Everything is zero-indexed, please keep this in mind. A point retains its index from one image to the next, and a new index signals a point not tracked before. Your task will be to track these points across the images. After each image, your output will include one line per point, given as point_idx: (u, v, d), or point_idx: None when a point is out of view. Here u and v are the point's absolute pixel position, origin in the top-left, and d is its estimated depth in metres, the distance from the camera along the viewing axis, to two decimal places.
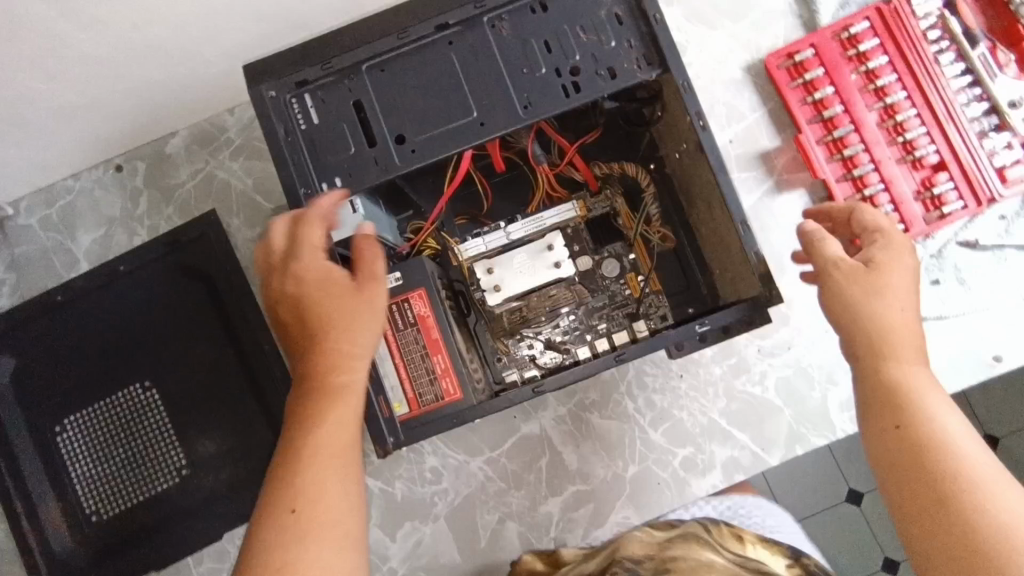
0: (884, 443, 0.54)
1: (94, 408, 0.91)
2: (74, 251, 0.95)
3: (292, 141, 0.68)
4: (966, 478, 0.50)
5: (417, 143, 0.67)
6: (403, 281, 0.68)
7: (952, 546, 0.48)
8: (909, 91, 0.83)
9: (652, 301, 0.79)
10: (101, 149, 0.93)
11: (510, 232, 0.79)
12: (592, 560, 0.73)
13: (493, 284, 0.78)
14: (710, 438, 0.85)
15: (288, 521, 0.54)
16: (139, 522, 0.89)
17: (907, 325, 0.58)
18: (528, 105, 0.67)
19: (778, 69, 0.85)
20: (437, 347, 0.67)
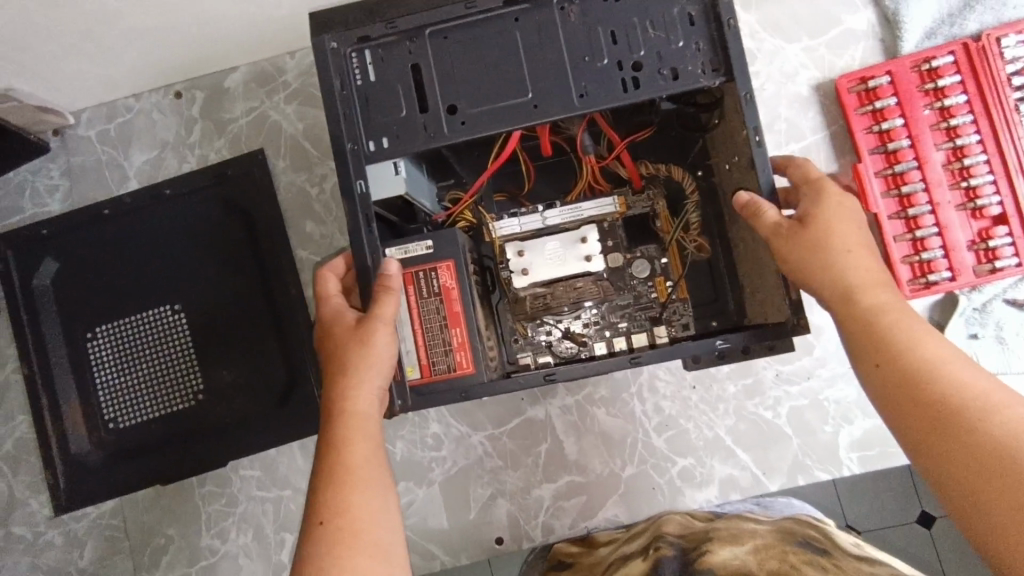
0: (877, 387, 0.56)
1: (125, 321, 0.95)
2: (125, 168, 0.97)
3: (347, 96, 0.67)
4: (955, 398, 0.52)
5: (469, 116, 0.67)
6: (433, 250, 0.68)
7: (957, 464, 0.50)
8: (982, 136, 0.80)
9: (677, 308, 0.78)
10: (165, 74, 0.95)
11: (546, 217, 0.78)
12: (634, 540, 0.78)
13: (521, 267, 0.77)
14: (712, 453, 0.85)
15: (319, 532, 0.60)
16: (152, 436, 0.93)
17: (860, 264, 0.60)
18: (584, 94, 0.66)
19: (848, 93, 0.82)
20: (457, 320, 0.67)
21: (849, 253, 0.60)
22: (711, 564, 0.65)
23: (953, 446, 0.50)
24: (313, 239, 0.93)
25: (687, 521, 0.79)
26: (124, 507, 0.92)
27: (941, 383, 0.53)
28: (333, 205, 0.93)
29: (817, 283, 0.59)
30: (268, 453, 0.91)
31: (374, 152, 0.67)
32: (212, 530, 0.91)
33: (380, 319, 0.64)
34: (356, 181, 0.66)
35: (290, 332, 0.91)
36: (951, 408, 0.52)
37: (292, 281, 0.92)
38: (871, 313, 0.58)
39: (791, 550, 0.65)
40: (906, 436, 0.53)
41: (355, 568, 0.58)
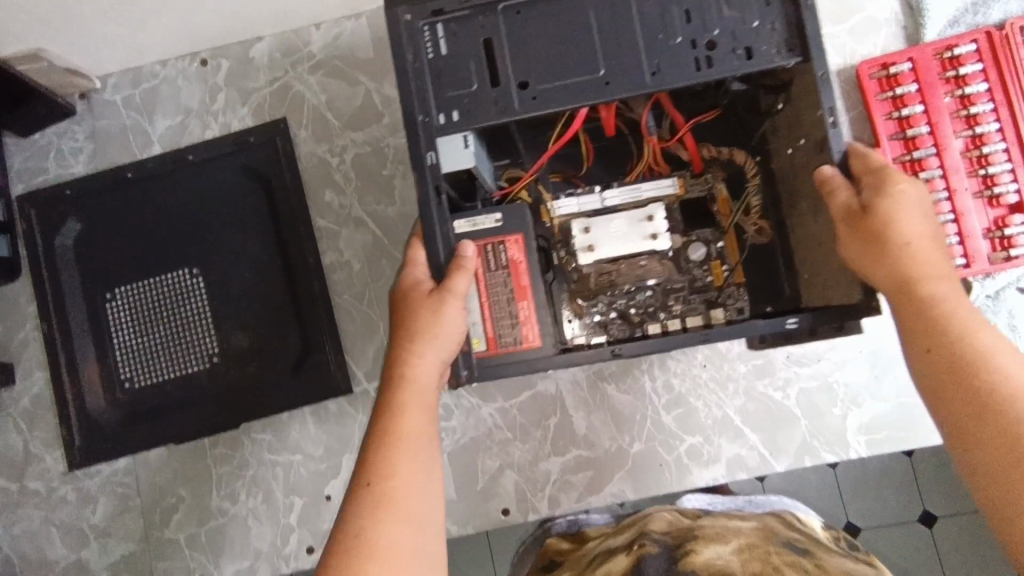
0: (925, 371, 0.59)
1: (144, 283, 0.96)
2: (149, 133, 0.98)
3: (419, 68, 0.70)
4: (1004, 389, 0.55)
5: (540, 91, 0.69)
6: (502, 223, 0.71)
7: (1002, 452, 0.52)
8: (1002, 124, 0.80)
9: (732, 293, 0.80)
10: (192, 40, 0.96)
11: (605, 198, 0.78)
12: (619, 535, 0.86)
13: (587, 244, 0.77)
14: (720, 433, 0.86)
15: (364, 493, 0.63)
16: (165, 397, 0.94)
17: (919, 255, 0.62)
18: (656, 72, 0.68)
19: (870, 78, 0.83)
20: (525, 293, 0.71)
21: (910, 245, 0.62)
22: (694, 565, 0.69)
23: (993, 434, 0.53)
24: (332, 208, 0.94)
25: (675, 519, 0.85)
26: (137, 467, 0.93)
27: (992, 374, 0.56)
28: (352, 176, 0.95)
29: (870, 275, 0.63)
30: (280, 417, 0.92)
31: (443, 125, 0.70)
32: (222, 491, 0.91)
33: (452, 295, 0.66)
34: (427, 153, 0.69)
35: (304, 297, 0.93)
36: (995, 397, 0.54)
37: (309, 251, 0.93)
38: (928, 302, 0.61)
39: (774, 551, 0.71)
40: (947, 420, 0.57)
41: (390, 532, 0.60)
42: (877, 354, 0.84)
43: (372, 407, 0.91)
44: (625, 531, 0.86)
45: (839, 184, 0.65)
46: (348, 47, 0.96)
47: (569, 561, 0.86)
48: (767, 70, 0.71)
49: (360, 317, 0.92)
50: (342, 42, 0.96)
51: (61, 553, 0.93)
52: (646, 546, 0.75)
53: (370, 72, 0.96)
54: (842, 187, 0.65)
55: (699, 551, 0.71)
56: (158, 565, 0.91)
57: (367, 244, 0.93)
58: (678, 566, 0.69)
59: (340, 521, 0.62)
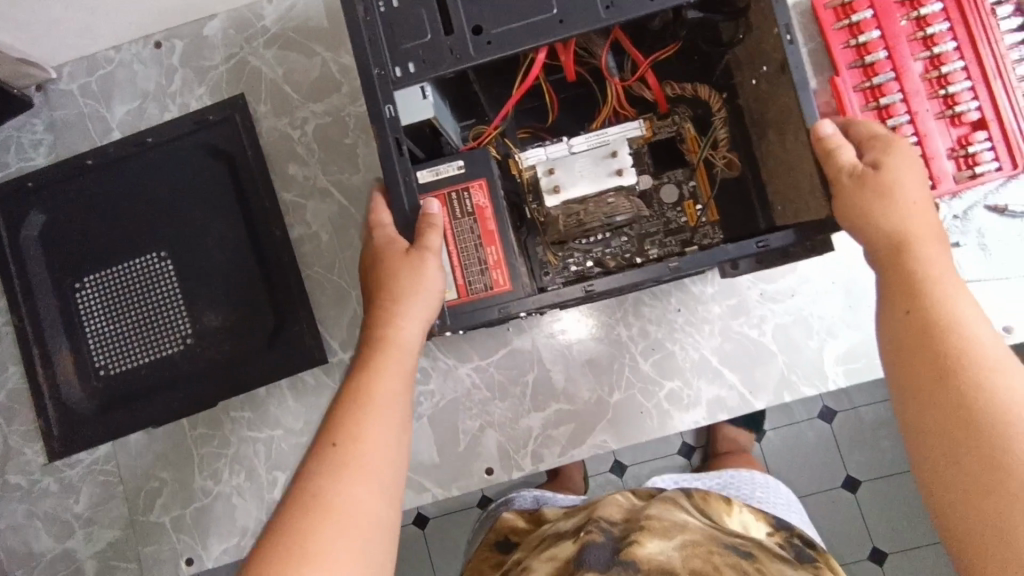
0: (898, 330, 0.57)
1: (113, 271, 0.95)
2: (108, 120, 0.98)
3: (371, 21, 0.69)
4: (971, 358, 0.52)
5: (494, 36, 0.68)
6: (465, 169, 0.69)
7: (952, 415, 0.50)
8: (959, 43, 0.79)
9: (706, 231, 0.80)
10: (144, 22, 0.95)
11: (572, 145, 0.77)
12: (570, 519, 0.84)
13: (553, 186, 0.76)
14: (699, 375, 0.85)
15: (328, 452, 0.59)
16: (142, 382, 0.93)
17: (920, 219, 0.61)
18: (610, 6, 0.67)
19: (824, 9, 0.83)
20: (492, 239, 0.68)
21: (907, 211, 0.61)
22: (634, 557, 0.68)
23: (944, 398, 0.51)
24: (296, 181, 0.94)
25: (628, 501, 0.85)
26: (118, 453, 0.92)
27: (963, 339, 0.53)
28: (314, 147, 0.94)
29: (865, 229, 0.62)
30: (258, 392, 0.91)
31: (400, 78, 0.69)
32: (205, 472, 0.91)
33: (431, 251, 0.66)
34: (384, 107, 0.68)
35: (274, 272, 0.92)
36: (959, 363, 0.52)
37: (275, 223, 0.93)
38: (913, 266, 0.59)
39: (716, 551, 0.68)
40: (905, 379, 0.55)
41: (353, 493, 0.57)
42: (850, 283, 0.83)
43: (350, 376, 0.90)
44: (578, 514, 0.85)
45: (841, 143, 0.64)
46: (302, 18, 0.95)
47: (524, 543, 0.87)
48: None
49: (332, 288, 0.92)
50: (295, 13, 0.95)
51: (47, 545, 0.93)
52: (591, 535, 0.74)
53: (326, 42, 0.95)
54: (846, 147, 0.64)
55: (640, 543, 0.70)
56: (145, 550, 0.91)
57: (334, 214, 0.93)
58: (619, 559, 0.68)
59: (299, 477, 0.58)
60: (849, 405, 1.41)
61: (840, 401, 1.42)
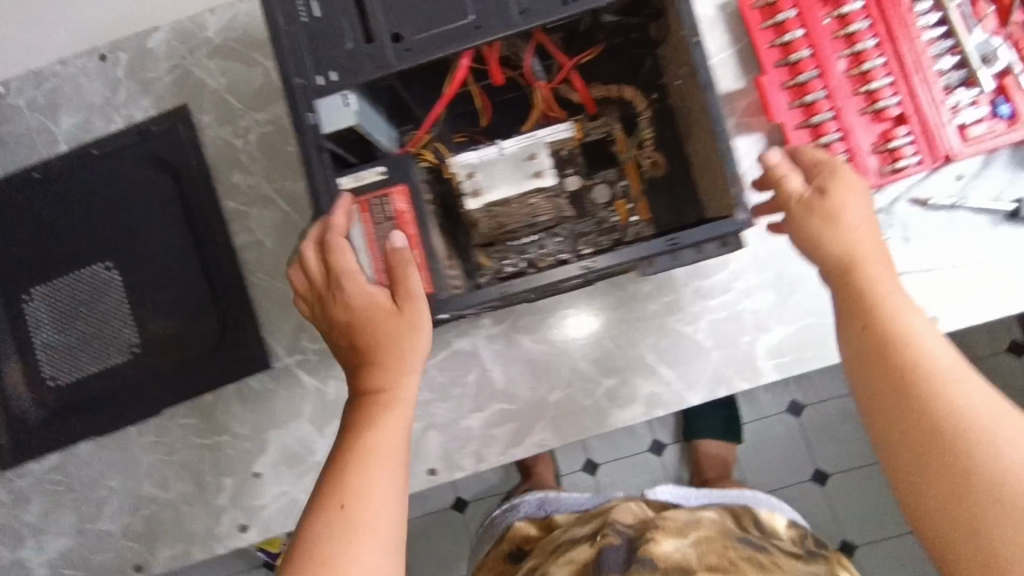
0: (855, 347, 0.60)
1: (62, 281, 0.96)
2: (55, 133, 0.99)
3: (292, 31, 0.70)
4: (926, 369, 0.55)
5: (413, 43, 0.70)
6: (385, 175, 0.71)
7: (920, 429, 0.53)
8: (880, 40, 0.79)
9: (637, 229, 0.80)
10: (87, 35, 0.96)
11: (502, 147, 0.78)
12: (586, 524, 0.91)
13: (473, 188, 0.77)
14: (636, 372, 0.86)
15: (336, 515, 0.61)
16: (89, 391, 0.93)
17: (866, 238, 0.64)
18: (525, 10, 0.68)
19: (751, 9, 0.84)
20: (412, 243, 0.70)
21: (852, 231, 0.64)
22: (653, 554, 0.76)
23: (906, 412, 0.54)
24: (240, 189, 0.95)
25: (639, 509, 0.91)
26: (67, 462, 0.93)
27: (914, 350, 0.57)
28: (258, 156, 0.95)
29: (816, 248, 0.65)
30: (204, 399, 0.92)
31: (322, 86, 0.70)
32: (152, 479, 0.92)
33: (417, 297, 0.68)
34: (306, 114, 0.69)
35: (219, 280, 0.93)
36: (918, 375, 0.55)
37: (219, 232, 0.94)
38: (863, 284, 0.62)
39: (730, 545, 0.78)
40: (870, 396, 0.57)
41: (362, 555, 0.60)
42: (780, 278, 0.84)
43: (294, 380, 0.91)
44: (591, 520, 0.91)
45: (788, 171, 0.68)
46: (243, 28, 0.96)
47: (537, 549, 0.91)
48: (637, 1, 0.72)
49: (276, 294, 0.93)
50: (236, 24, 0.96)
51: None
52: (608, 536, 0.82)
53: (268, 52, 0.96)
54: (793, 174, 0.67)
55: (657, 543, 0.78)
56: (96, 558, 0.92)
57: (278, 221, 0.94)
58: (636, 557, 0.76)
59: (304, 542, 0.61)
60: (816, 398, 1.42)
61: (808, 393, 1.42)
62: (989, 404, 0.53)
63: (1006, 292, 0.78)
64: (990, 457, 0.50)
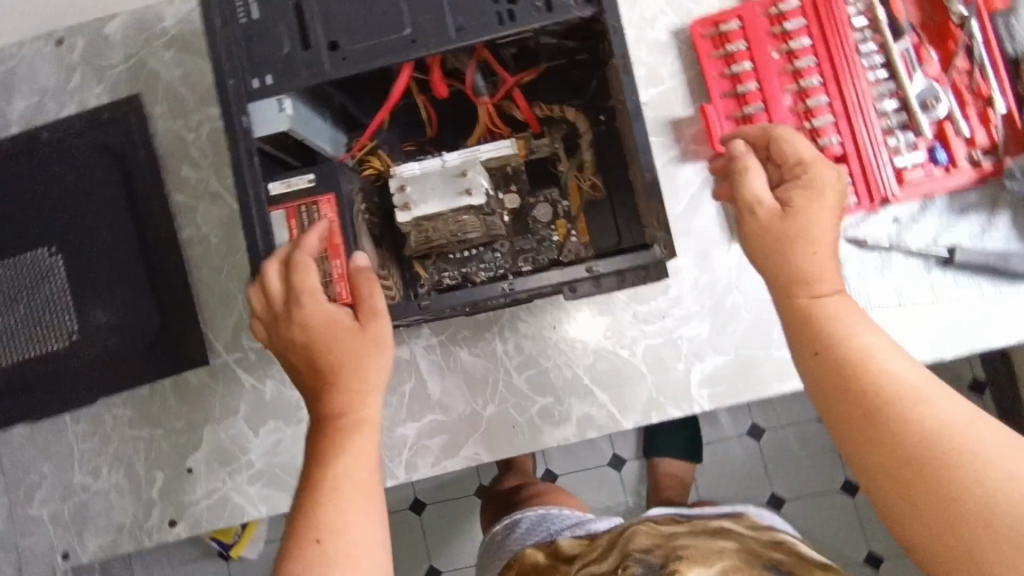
0: (812, 373, 0.59)
1: (2, 264, 0.95)
2: (8, 114, 0.99)
3: (229, 33, 0.71)
4: (886, 390, 0.54)
5: (350, 52, 0.71)
6: (313, 183, 0.72)
7: (894, 457, 0.52)
8: (825, 78, 0.82)
9: (573, 249, 0.81)
10: (42, 18, 0.96)
11: (445, 159, 0.76)
12: (601, 556, 0.81)
13: (403, 202, 0.75)
14: (570, 392, 0.87)
15: (314, 550, 0.63)
16: (27, 375, 0.93)
17: (820, 255, 0.62)
18: (460, 28, 0.70)
19: (702, 38, 0.86)
20: (338, 252, 0.71)
21: (811, 250, 0.62)
22: None
23: (882, 438, 0.53)
24: (189, 183, 0.95)
25: (654, 530, 0.81)
26: (2, 446, 0.94)
27: (873, 372, 0.55)
28: (208, 151, 0.95)
29: (770, 268, 0.64)
30: (140, 391, 0.92)
31: (257, 89, 0.71)
32: (84, 468, 0.92)
33: (380, 315, 0.70)
34: (238, 118, 0.70)
35: (162, 272, 0.93)
36: (879, 399, 0.54)
37: (165, 224, 0.94)
38: (812, 306, 0.61)
39: None
40: (838, 425, 0.56)
41: None
42: (717, 308, 0.85)
43: (231, 377, 0.91)
44: (607, 552, 0.81)
45: (751, 168, 0.66)
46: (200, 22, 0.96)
47: None
48: (575, 27, 0.73)
49: (219, 291, 0.93)
50: (194, 17, 0.96)
51: None
52: (629, 572, 0.73)
53: None
54: (756, 172, 0.66)
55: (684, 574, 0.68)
56: (24, 543, 0.92)
57: (225, 217, 0.94)
58: None
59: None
60: (775, 423, 1.44)
61: (769, 418, 1.44)
62: (964, 417, 0.51)
63: (937, 331, 0.79)
64: (977, 476, 0.48)
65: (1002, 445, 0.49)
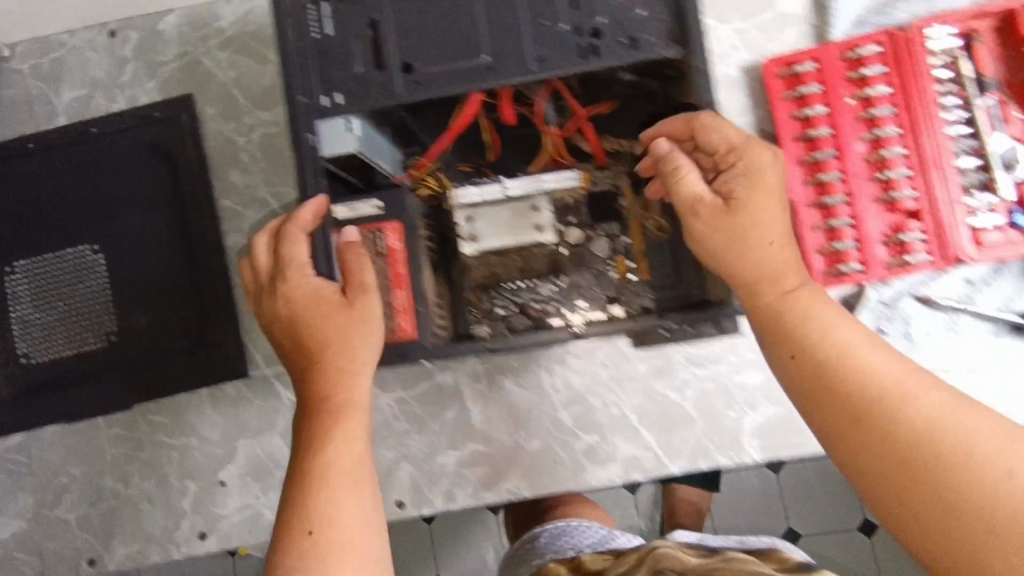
0: (793, 377, 0.60)
1: (44, 258, 0.93)
2: (55, 104, 0.96)
3: (302, 47, 0.68)
4: (871, 389, 0.56)
5: (424, 76, 0.67)
6: (381, 209, 0.70)
7: (890, 456, 0.53)
8: (902, 129, 0.80)
9: (633, 289, 0.78)
10: (97, 9, 0.93)
11: (507, 188, 0.75)
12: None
13: (470, 233, 0.75)
14: (617, 432, 0.85)
15: (306, 541, 0.62)
16: (63, 373, 0.91)
17: (781, 256, 0.63)
18: (540, 59, 0.66)
19: (775, 77, 0.83)
20: (401, 283, 0.70)
21: (768, 248, 0.63)
22: None
23: (874, 443, 0.54)
24: (237, 189, 0.92)
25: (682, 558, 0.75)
26: (31, 445, 0.92)
27: (854, 371, 0.57)
28: (259, 157, 0.92)
29: (727, 268, 0.64)
30: (177, 399, 0.90)
31: (326, 108, 0.68)
32: (116, 473, 0.90)
33: (369, 291, 0.68)
34: (306, 135, 0.67)
35: (205, 279, 0.91)
36: (866, 399, 0.55)
37: (211, 229, 0.91)
38: (784, 305, 0.62)
39: None
40: (827, 428, 0.57)
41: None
42: None
43: (270, 392, 0.89)
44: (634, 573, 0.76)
45: (684, 166, 0.65)
46: (258, 24, 0.93)
47: None
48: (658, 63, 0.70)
49: None
50: (252, 18, 0.93)
51: None
52: None
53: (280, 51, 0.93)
54: (693, 171, 0.65)
55: None
56: (49, 546, 0.90)
57: None
58: None
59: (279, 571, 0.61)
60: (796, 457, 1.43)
61: None
62: (952, 409, 0.53)
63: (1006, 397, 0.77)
64: (978, 467, 0.50)
65: (992, 430, 0.52)
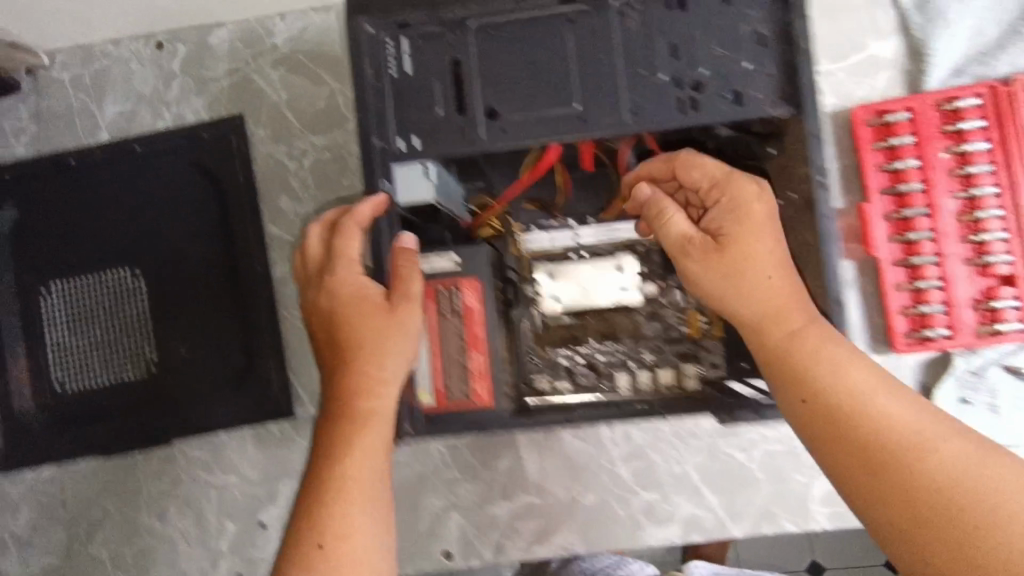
0: (803, 420, 0.54)
1: (82, 281, 0.89)
2: (97, 117, 0.92)
3: (378, 86, 0.63)
4: (888, 436, 0.50)
5: (509, 123, 0.63)
6: (459, 265, 0.69)
7: (909, 513, 0.47)
8: (1000, 189, 0.75)
9: (707, 345, 0.71)
10: (145, 20, 0.89)
11: (578, 234, 0.73)
12: None
13: (551, 292, 0.72)
14: (679, 491, 0.81)
15: (316, 555, 0.56)
16: (99, 403, 0.88)
17: (782, 291, 0.58)
18: (635, 111, 0.61)
19: (864, 125, 0.78)
20: (478, 345, 0.68)
21: (767, 279, 0.58)
22: None
23: (894, 495, 0.48)
24: (286, 216, 0.88)
25: None
26: (64, 475, 0.88)
27: (871, 417, 0.51)
28: (310, 184, 0.88)
29: (730, 309, 0.59)
30: (218, 435, 0.86)
31: (402, 152, 0.63)
32: (151, 509, 0.86)
33: (414, 300, 0.63)
34: (381, 182, 0.63)
35: (249, 310, 0.87)
36: (881, 449, 0.49)
37: (257, 258, 0.87)
38: (790, 340, 0.56)
39: None
40: (839, 478, 0.51)
41: None
42: None
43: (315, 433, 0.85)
44: None
45: (670, 208, 0.61)
46: (315, 42, 0.88)
47: None
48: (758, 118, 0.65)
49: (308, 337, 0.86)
50: (308, 36, 0.88)
51: None
52: None
53: (336, 72, 0.88)
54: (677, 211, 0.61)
55: None
56: None
57: None
58: None
59: None
60: None
61: None
62: (976, 457, 0.47)
63: None
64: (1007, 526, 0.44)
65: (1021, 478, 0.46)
